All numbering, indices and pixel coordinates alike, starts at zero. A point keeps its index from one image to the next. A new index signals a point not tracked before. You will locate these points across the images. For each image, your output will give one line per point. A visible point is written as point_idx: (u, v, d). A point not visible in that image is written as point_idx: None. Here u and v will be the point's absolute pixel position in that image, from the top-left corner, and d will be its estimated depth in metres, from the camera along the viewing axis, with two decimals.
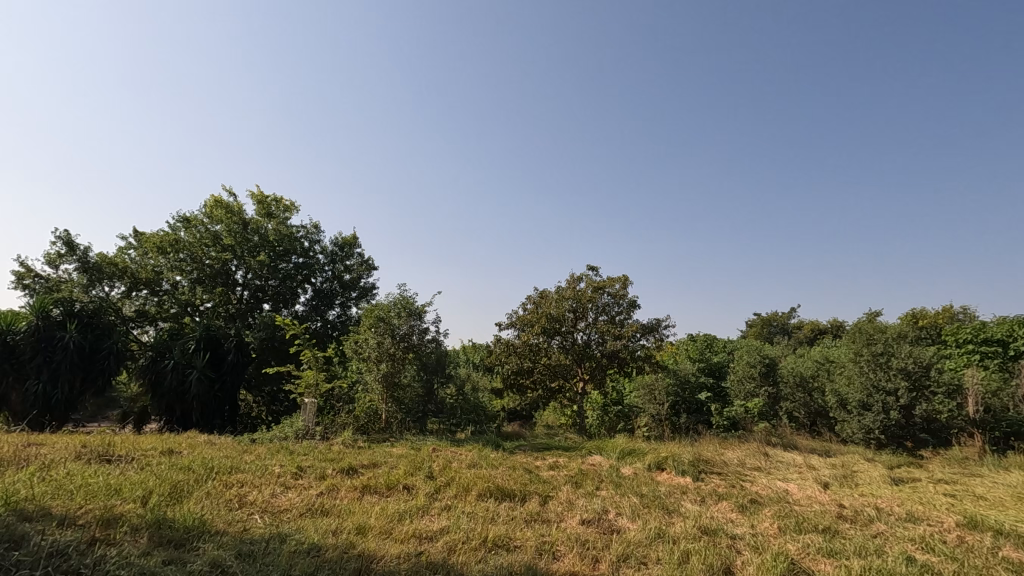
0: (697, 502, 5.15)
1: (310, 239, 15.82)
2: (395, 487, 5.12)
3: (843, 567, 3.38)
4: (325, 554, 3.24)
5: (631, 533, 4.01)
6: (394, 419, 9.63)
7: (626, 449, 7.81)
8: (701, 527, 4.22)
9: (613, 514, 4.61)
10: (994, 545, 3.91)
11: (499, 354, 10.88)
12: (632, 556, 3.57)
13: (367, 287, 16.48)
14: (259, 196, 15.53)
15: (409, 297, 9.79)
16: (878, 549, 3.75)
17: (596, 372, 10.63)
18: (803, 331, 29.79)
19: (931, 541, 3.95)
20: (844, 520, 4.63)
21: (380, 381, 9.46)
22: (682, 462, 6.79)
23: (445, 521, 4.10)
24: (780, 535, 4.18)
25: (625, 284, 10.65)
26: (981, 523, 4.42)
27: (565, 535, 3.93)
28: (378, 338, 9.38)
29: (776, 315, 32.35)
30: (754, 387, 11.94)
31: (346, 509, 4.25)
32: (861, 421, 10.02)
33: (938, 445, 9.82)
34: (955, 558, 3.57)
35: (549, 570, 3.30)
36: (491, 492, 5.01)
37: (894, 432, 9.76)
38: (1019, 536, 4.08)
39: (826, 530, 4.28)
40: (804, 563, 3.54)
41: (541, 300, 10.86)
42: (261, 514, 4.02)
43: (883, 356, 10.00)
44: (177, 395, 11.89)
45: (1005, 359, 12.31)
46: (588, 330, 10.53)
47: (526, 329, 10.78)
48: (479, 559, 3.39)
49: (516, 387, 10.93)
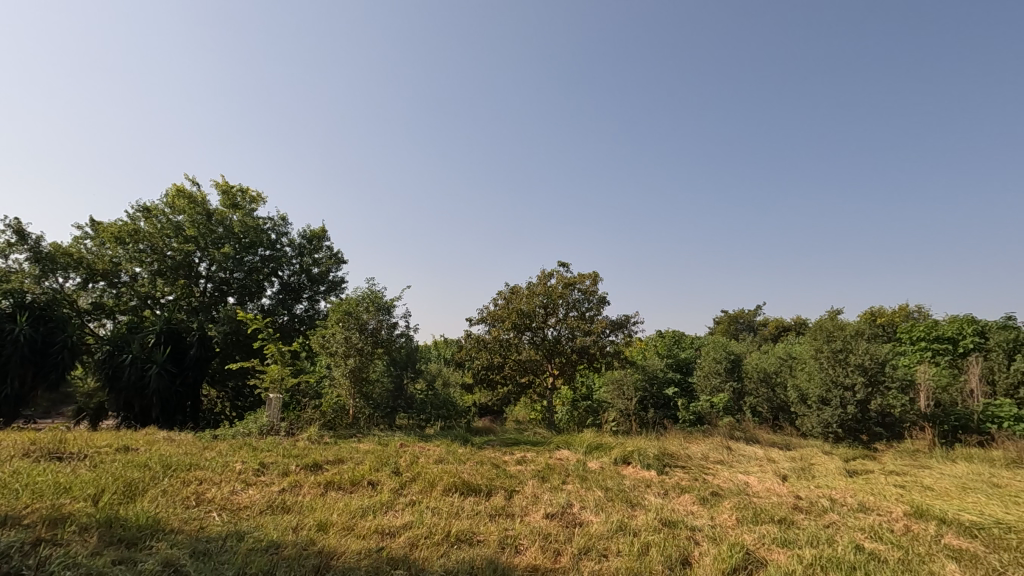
0: (659, 495, 5.24)
1: (277, 231, 15.50)
2: (360, 483, 5.07)
3: (796, 557, 3.49)
4: (283, 552, 3.19)
5: (594, 526, 4.07)
6: (362, 415, 9.54)
7: (593, 444, 7.90)
8: (662, 519, 4.30)
9: (577, 508, 4.67)
10: (937, 533, 4.10)
11: (469, 349, 10.89)
12: (593, 549, 3.62)
13: (336, 281, 16.26)
14: (225, 186, 15.13)
15: (378, 291, 9.71)
16: (828, 538, 3.88)
17: (566, 367, 10.70)
18: (769, 329, 30.68)
19: (880, 530, 4.11)
20: (800, 510, 4.78)
21: (348, 376, 9.26)
22: (646, 456, 6.92)
23: (409, 516, 4.08)
24: (737, 526, 4.29)
25: (596, 280, 10.77)
26: (927, 512, 4.63)
27: (528, 528, 3.97)
28: (345, 332, 9.17)
29: (742, 313, 33.11)
30: (720, 382, 12.26)
31: (308, 506, 4.20)
32: (819, 416, 10.38)
33: (891, 438, 10.20)
34: (900, 546, 3.74)
35: (510, 563, 3.32)
36: (457, 487, 5.01)
37: (851, 426, 10.08)
38: (961, 524, 4.28)
39: (782, 520, 4.41)
40: (758, 552, 3.64)
41: (512, 296, 10.88)
42: (219, 512, 3.94)
43: (841, 353, 10.35)
44: (136, 390, 11.54)
45: (955, 356, 12.90)
46: (558, 325, 10.59)
47: (497, 324, 10.82)
48: (441, 554, 3.38)
49: (486, 382, 10.93)
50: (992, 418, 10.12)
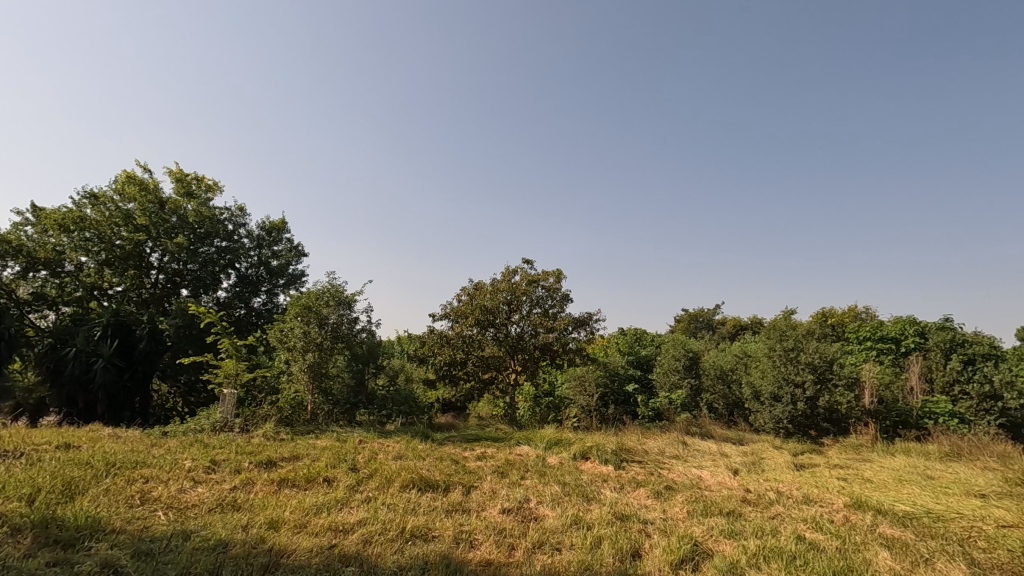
0: (615, 489, 5.35)
1: (234, 222, 15.01)
2: (315, 480, 4.99)
3: (740, 547, 3.63)
4: (231, 551, 3.12)
5: (549, 521, 4.13)
6: (320, 411, 9.35)
7: (553, 439, 7.97)
8: (616, 513, 4.39)
9: (534, 502, 4.72)
10: (873, 523, 4.32)
11: (431, 345, 10.82)
12: (547, 543, 3.67)
13: (295, 275, 15.94)
14: (179, 174, 14.57)
15: (339, 285, 9.55)
16: (772, 529, 4.04)
17: (528, 364, 10.75)
18: (726, 326, 31.56)
19: (821, 521, 4.30)
20: (748, 503, 4.96)
21: (306, 371, 9.09)
22: (604, 451, 7.04)
23: (364, 513, 4.04)
24: (688, 518, 4.41)
25: (560, 277, 10.86)
26: (865, 503, 4.87)
27: (483, 523, 3.99)
28: (304, 327, 9.02)
29: (702, 311, 33.90)
30: (678, 379, 12.58)
31: (260, 503, 4.11)
32: (771, 412, 10.75)
33: (838, 433, 10.65)
34: (838, 536, 3.93)
35: (464, 558, 3.33)
36: (415, 483, 4.99)
37: (800, 421, 10.48)
38: (894, 514, 4.53)
39: (730, 513, 4.56)
40: (706, 544, 3.77)
41: (476, 292, 10.84)
42: (166, 510, 3.82)
43: (793, 352, 10.76)
44: (81, 385, 11.04)
45: (897, 354, 13.57)
46: (521, 322, 10.65)
47: (459, 320, 10.74)
48: (395, 550, 3.37)
49: (448, 378, 10.88)
50: (929, 414, 10.70)
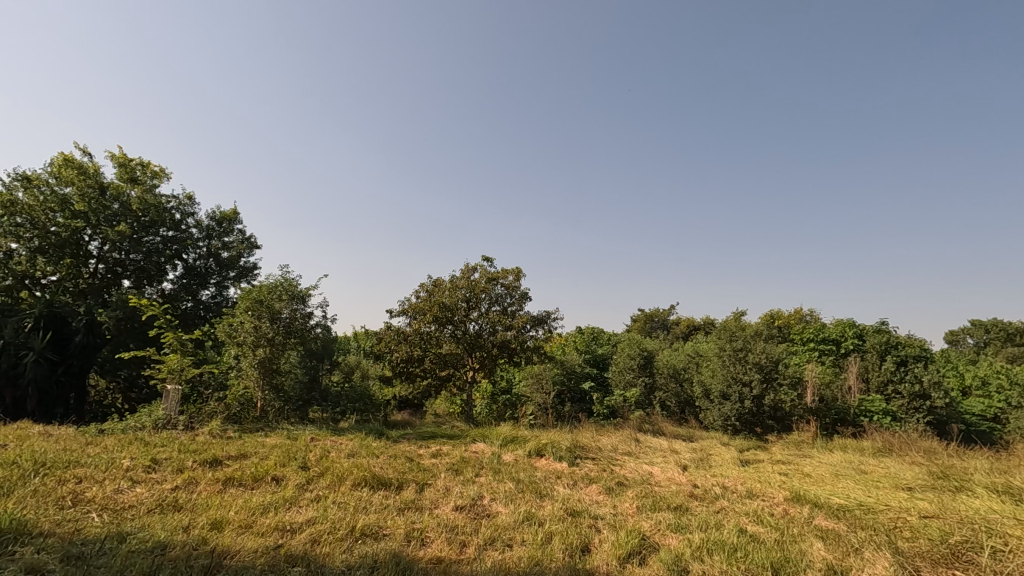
0: (569, 486, 5.43)
1: (182, 211, 14.38)
2: (263, 479, 4.85)
3: (686, 541, 3.75)
4: (171, 553, 3.00)
5: (501, 517, 4.15)
6: (271, 408, 9.11)
7: (508, 437, 8.02)
8: (568, 509, 4.45)
9: (487, 500, 4.73)
10: (810, 516, 4.53)
11: (388, 341, 10.68)
12: (499, 539, 3.69)
13: (246, 268, 15.43)
14: (122, 159, 13.85)
15: (293, 279, 9.29)
16: (716, 523, 4.19)
17: (486, 361, 10.74)
18: (680, 326, 32.45)
19: (762, 515, 4.49)
20: (695, 498, 5.12)
21: (256, 367, 8.81)
22: (559, 448, 7.13)
23: (313, 512, 3.96)
24: (637, 513, 4.52)
25: (519, 276, 10.91)
26: (803, 497, 5.11)
27: (435, 521, 3.98)
28: (254, 322, 8.72)
29: (657, 311, 34.66)
30: (633, 377, 12.84)
31: (203, 504, 3.96)
32: (720, 409, 11.12)
33: (781, 430, 11.12)
34: (777, 528, 4.11)
35: (414, 556, 3.31)
36: (367, 481, 4.91)
37: (747, 419, 10.90)
38: (829, 507, 4.76)
39: (678, 508, 4.70)
40: (654, 538, 3.87)
41: (435, 289, 10.76)
42: (100, 512, 3.63)
43: (741, 352, 11.22)
44: (8, 380, 10.12)
45: (837, 355, 14.28)
46: (479, 319, 10.64)
47: (417, 317, 10.64)
48: (344, 549, 3.32)
49: (405, 375, 10.75)
50: (865, 412, 11.35)
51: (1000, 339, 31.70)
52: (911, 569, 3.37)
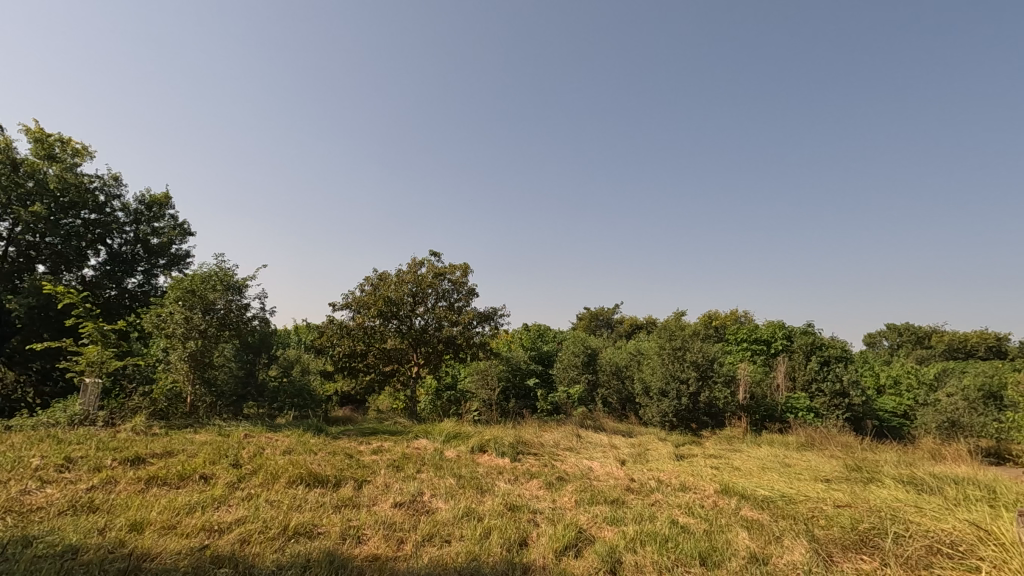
0: (510, 481, 5.48)
1: (107, 192, 13.44)
2: (190, 478, 4.61)
3: (621, 533, 3.86)
4: (83, 557, 2.82)
5: (440, 513, 4.13)
6: (201, 403, 8.71)
7: (451, 433, 7.99)
8: (507, 504, 4.49)
9: (428, 496, 4.70)
10: (737, 507, 4.77)
11: (330, 335, 10.39)
12: (437, 535, 3.67)
13: (178, 255, 14.62)
14: (38, 134, 12.80)
15: (228, 269, 8.87)
16: (650, 515, 4.33)
17: (431, 357, 10.64)
18: (624, 325, 33.34)
19: (693, 507, 4.68)
20: (631, 491, 5.29)
21: (187, 360, 8.36)
22: (502, 444, 7.18)
23: (243, 511, 3.81)
24: (575, 507, 4.62)
25: (466, 272, 10.87)
26: (732, 489, 5.37)
27: (373, 518, 3.91)
28: (185, 313, 8.26)
29: (602, 310, 35.36)
30: (577, 374, 13.06)
31: (121, 505, 3.72)
32: (659, 406, 11.50)
33: (715, 426, 11.64)
34: (707, 519, 4.29)
35: (350, 554, 3.25)
36: (303, 478, 4.77)
37: (683, 415, 11.35)
38: (755, 498, 5.02)
39: (614, 501, 4.83)
40: (590, 531, 3.96)
41: (380, 283, 10.56)
42: (2, 515, 3.35)
43: (679, 350, 11.76)
44: None
45: (768, 354, 15.09)
46: (426, 315, 10.53)
47: (361, 311, 10.40)
48: (275, 549, 3.20)
49: (347, 371, 10.52)
50: (791, 409, 12.16)
51: (911, 342, 34.41)
52: (824, 555, 3.60)
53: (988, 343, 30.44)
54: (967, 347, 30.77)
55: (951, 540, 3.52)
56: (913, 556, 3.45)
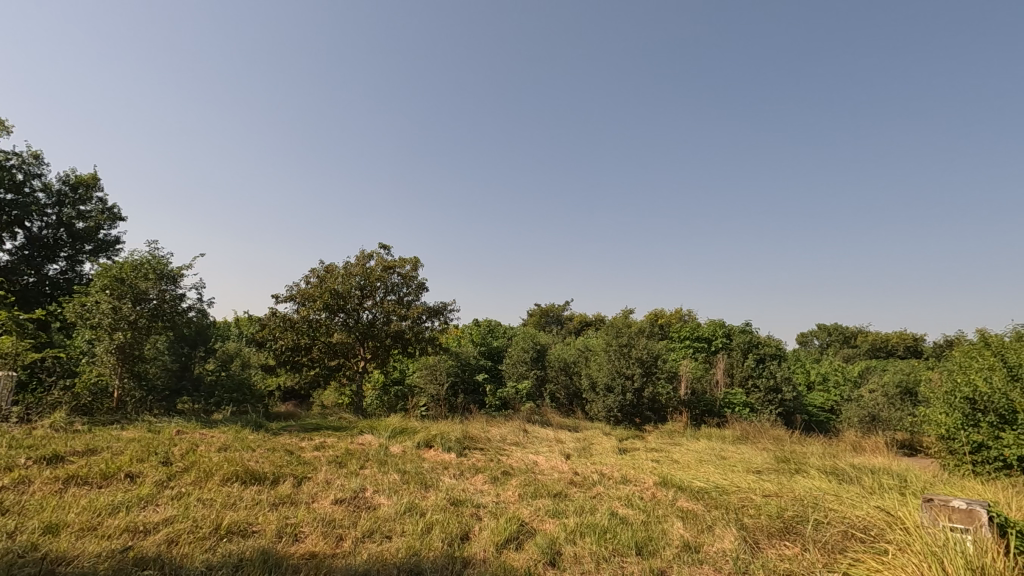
0: (455, 476, 5.47)
1: (25, 171, 12.46)
2: (114, 477, 4.36)
3: (561, 525, 3.93)
4: None
5: (382, 509, 4.08)
6: (130, 399, 8.22)
7: (397, 428, 7.89)
8: (451, 498, 4.48)
9: (370, 492, 4.63)
10: (674, 498, 4.95)
11: (272, 328, 10.03)
12: (377, 532, 3.62)
13: (106, 241, 13.73)
14: None
15: (162, 257, 8.41)
16: (591, 508, 4.43)
17: (379, 352, 10.45)
18: (573, 322, 33.87)
19: (633, 498, 4.82)
20: (574, 484, 5.39)
21: (114, 353, 7.85)
22: (448, 439, 7.15)
23: (171, 510, 3.63)
24: (518, 501, 4.67)
25: (416, 266, 10.75)
26: (670, 481, 5.56)
27: (312, 515, 3.82)
28: (112, 303, 7.77)
29: (552, 306, 35.67)
30: (525, 369, 13.12)
31: (35, 506, 3.48)
32: (605, 401, 11.73)
33: (658, 421, 12.01)
34: (645, 511, 4.43)
35: (285, 552, 3.16)
36: (239, 476, 4.60)
37: (628, 410, 11.65)
38: (692, 490, 5.22)
39: (557, 495, 4.90)
40: (532, 524, 4.01)
41: (327, 275, 10.28)
42: None
43: (625, 347, 12.09)
44: None
45: (708, 352, 15.70)
46: (374, 308, 10.34)
47: (306, 304, 10.09)
48: (205, 549, 3.08)
49: (290, 365, 10.21)
50: (728, 404, 12.64)
51: (839, 340, 36.64)
52: (751, 542, 3.80)
53: (906, 343, 32.82)
54: (888, 347, 33.02)
55: (864, 525, 3.78)
56: (831, 541, 3.70)
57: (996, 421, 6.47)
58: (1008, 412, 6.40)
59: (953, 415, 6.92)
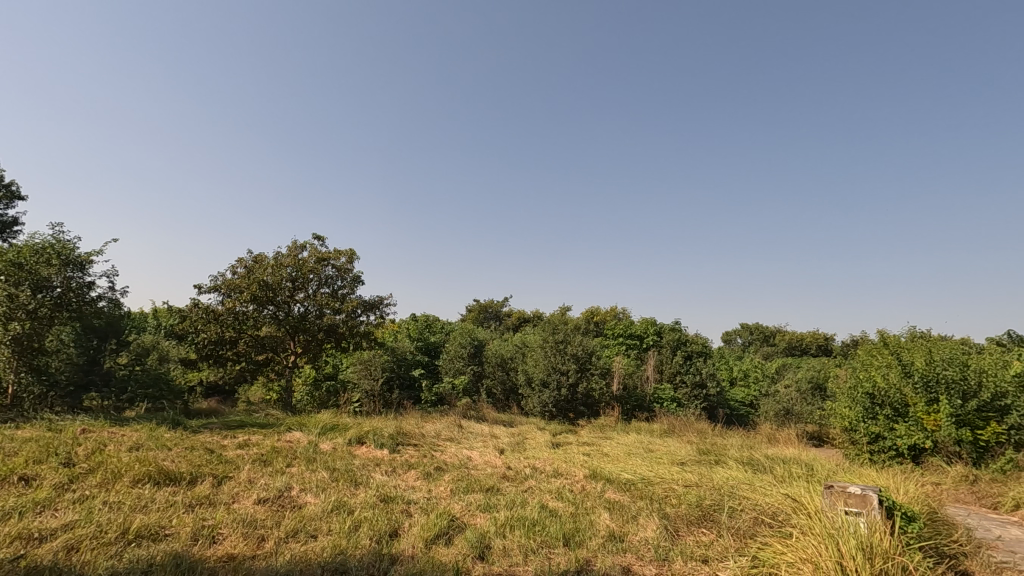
0: (387, 472, 5.39)
1: None
2: (5, 480, 3.98)
3: (492, 519, 3.96)
4: None
5: (308, 508, 3.96)
6: (27, 394, 7.62)
7: (328, 425, 7.67)
8: (381, 495, 4.41)
9: (297, 491, 4.47)
10: (602, 490, 5.11)
11: (193, 320, 9.47)
12: (303, 531, 3.52)
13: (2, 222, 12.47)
14: None
15: (68, 241, 7.74)
16: (522, 501, 4.49)
17: (310, 346, 10.11)
18: (511, 318, 34.15)
19: (563, 491, 4.93)
20: (506, 479, 5.45)
21: (10, 345, 7.23)
22: (381, 436, 7.03)
23: (73, 515, 3.36)
24: (450, 496, 4.66)
25: (352, 258, 10.46)
26: (599, 474, 5.73)
27: (231, 516, 3.64)
28: (7, 290, 7.07)
29: (491, 302, 35.77)
30: (462, 365, 13.09)
31: None
32: (540, 396, 11.91)
33: (590, 416, 12.33)
34: (574, 503, 4.54)
35: (201, 555, 3.01)
36: (151, 477, 4.32)
37: (562, 405, 11.89)
38: (619, 482, 5.41)
39: (489, 489, 4.94)
40: (462, 518, 4.03)
41: (255, 265, 9.82)
42: None
43: (561, 343, 12.34)
44: None
45: (640, 348, 16.28)
46: (306, 301, 9.97)
47: (232, 295, 9.59)
48: (111, 555, 2.88)
49: (213, 359, 9.67)
50: (658, 399, 13.17)
51: (759, 339, 38.95)
52: (672, 530, 3.98)
53: (818, 342, 35.41)
54: (802, 346, 35.48)
55: (772, 512, 4.05)
56: (743, 526, 3.94)
57: (891, 414, 7.11)
58: (901, 406, 7.07)
59: (856, 408, 7.52)
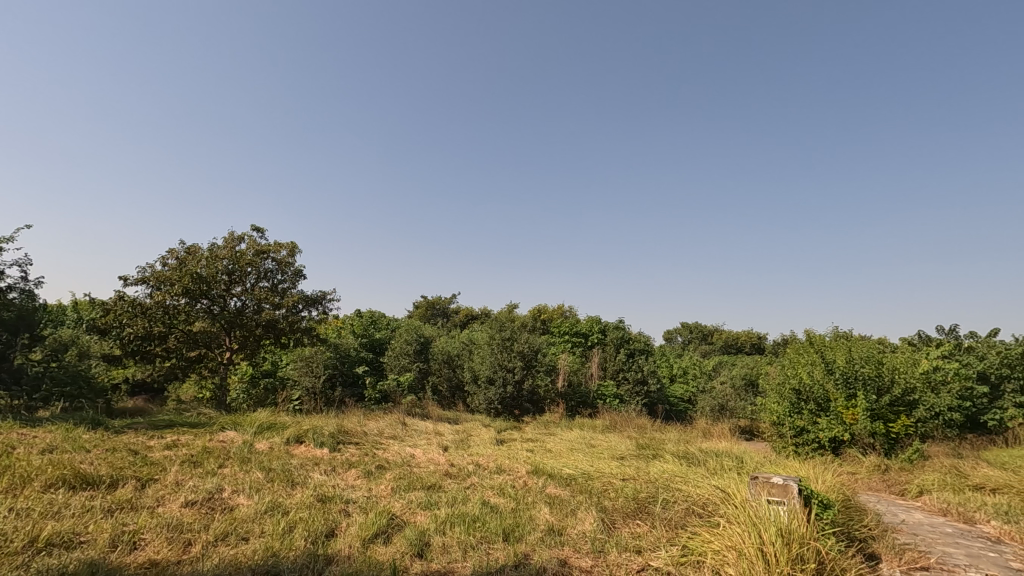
0: (326, 472, 5.26)
1: None
2: None
3: (432, 517, 3.95)
4: None
5: (240, 510, 3.81)
6: None
7: (264, 424, 7.39)
8: (319, 495, 4.30)
9: (228, 492, 4.30)
10: (543, 485, 5.19)
11: (118, 314, 8.92)
12: (233, 534, 3.38)
13: None
14: None
15: None
16: (463, 498, 4.49)
17: (247, 342, 9.71)
18: (458, 316, 33.98)
19: (504, 487, 4.97)
20: (449, 476, 5.43)
21: None
22: (321, 434, 6.84)
23: None
24: (390, 494, 4.60)
25: (294, 252, 10.12)
26: (541, 470, 5.80)
27: (155, 521, 3.45)
28: None
29: (439, 299, 35.48)
30: (408, 362, 12.91)
31: None
32: (486, 394, 11.91)
33: (536, 412, 12.44)
34: (515, 499, 4.58)
35: (119, 563, 2.84)
36: (67, 481, 4.04)
37: (508, 401, 11.96)
38: (560, 477, 5.50)
39: (430, 487, 4.91)
40: (402, 516, 3.99)
41: (187, 257, 9.32)
42: None
43: (508, 341, 12.42)
44: None
45: (585, 346, 16.60)
46: (243, 296, 9.58)
47: (162, 287, 9.08)
48: (16, 566, 2.67)
49: (139, 356, 9.13)
50: (601, 396, 13.45)
51: (697, 338, 40.50)
52: (608, 523, 4.08)
53: (752, 341, 37.23)
54: (738, 344, 37.21)
55: (703, 502, 4.23)
56: (675, 517, 4.10)
57: (815, 408, 7.57)
58: (823, 401, 7.53)
59: (784, 403, 7.95)
